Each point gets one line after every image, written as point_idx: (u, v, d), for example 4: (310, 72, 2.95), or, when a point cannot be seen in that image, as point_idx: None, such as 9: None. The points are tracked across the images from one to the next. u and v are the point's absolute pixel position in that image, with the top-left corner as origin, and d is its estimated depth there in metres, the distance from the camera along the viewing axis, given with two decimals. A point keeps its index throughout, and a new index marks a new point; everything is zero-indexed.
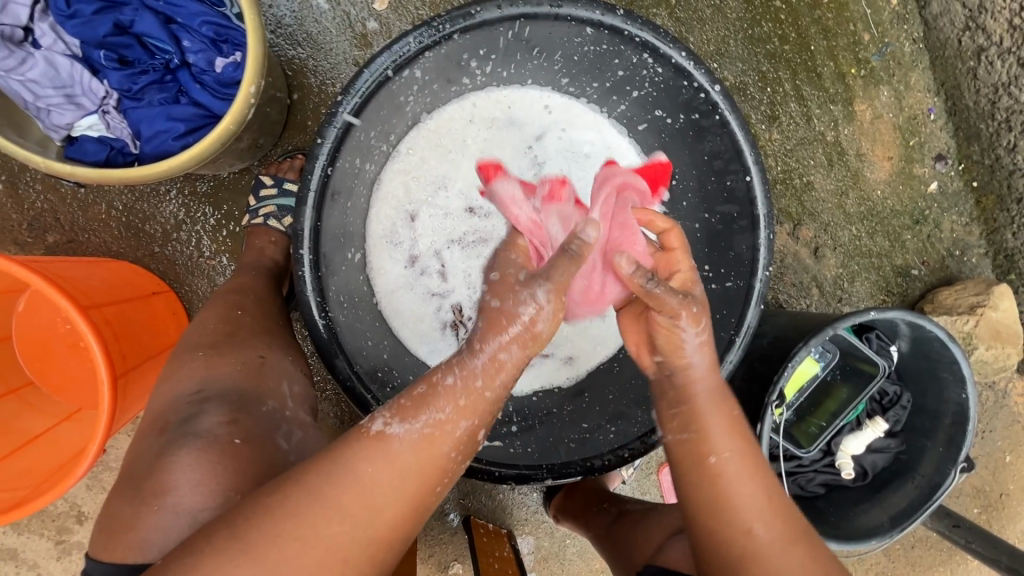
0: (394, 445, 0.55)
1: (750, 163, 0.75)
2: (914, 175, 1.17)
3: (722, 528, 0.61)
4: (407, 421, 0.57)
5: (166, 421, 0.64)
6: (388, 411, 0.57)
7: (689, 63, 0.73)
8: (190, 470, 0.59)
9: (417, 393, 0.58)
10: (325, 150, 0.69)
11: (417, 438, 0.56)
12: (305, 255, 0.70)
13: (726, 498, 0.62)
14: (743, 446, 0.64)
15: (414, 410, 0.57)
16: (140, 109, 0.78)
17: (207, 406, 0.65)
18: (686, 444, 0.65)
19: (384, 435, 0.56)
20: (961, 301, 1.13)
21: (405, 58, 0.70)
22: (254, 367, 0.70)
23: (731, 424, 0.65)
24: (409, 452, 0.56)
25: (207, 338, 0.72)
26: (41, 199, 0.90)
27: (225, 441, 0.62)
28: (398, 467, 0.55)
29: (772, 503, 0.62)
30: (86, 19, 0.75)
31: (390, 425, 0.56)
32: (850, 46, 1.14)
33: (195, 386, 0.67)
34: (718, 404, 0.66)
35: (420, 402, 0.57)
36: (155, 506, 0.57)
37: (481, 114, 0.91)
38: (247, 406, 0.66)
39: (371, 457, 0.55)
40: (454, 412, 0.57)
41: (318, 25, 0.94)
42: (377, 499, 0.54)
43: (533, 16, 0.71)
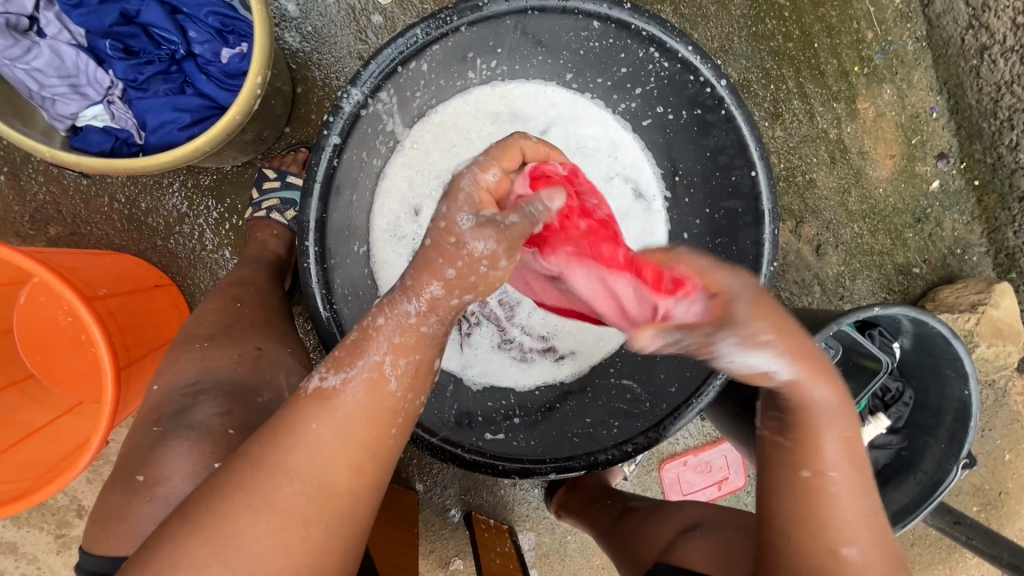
0: (336, 398, 0.53)
1: (755, 158, 0.76)
2: (916, 173, 1.18)
3: (817, 541, 0.60)
4: (343, 370, 0.54)
5: (159, 413, 0.66)
6: (325, 366, 0.55)
7: (695, 57, 0.73)
8: (186, 460, 0.61)
9: (349, 342, 0.55)
10: (332, 141, 0.69)
11: (352, 386, 0.53)
12: (310, 247, 0.70)
13: (829, 516, 0.60)
14: (853, 465, 0.62)
15: (349, 359, 0.54)
16: (145, 100, 0.77)
17: (200, 399, 0.66)
18: (796, 460, 0.62)
19: (323, 389, 0.54)
20: (962, 299, 1.13)
21: (412, 50, 0.70)
22: (250, 359, 0.70)
23: (848, 438, 0.62)
24: (352, 402, 0.53)
25: (205, 330, 0.72)
26: (43, 190, 0.90)
27: (219, 431, 0.63)
28: (343, 418, 0.53)
29: (873, 520, 0.61)
30: (91, 8, 0.75)
31: (326, 378, 0.54)
32: (854, 44, 1.14)
33: (190, 377, 0.68)
34: (840, 416, 0.62)
35: (355, 349, 0.54)
36: (148, 496, 0.60)
37: (485, 108, 0.90)
38: (242, 397, 0.67)
39: (314, 414, 0.52)
40: (389, 351, 0.54)
41: (323, 19, 0.94)
42: (324, 451, 0.52)
43: (541, 9, 0.71)
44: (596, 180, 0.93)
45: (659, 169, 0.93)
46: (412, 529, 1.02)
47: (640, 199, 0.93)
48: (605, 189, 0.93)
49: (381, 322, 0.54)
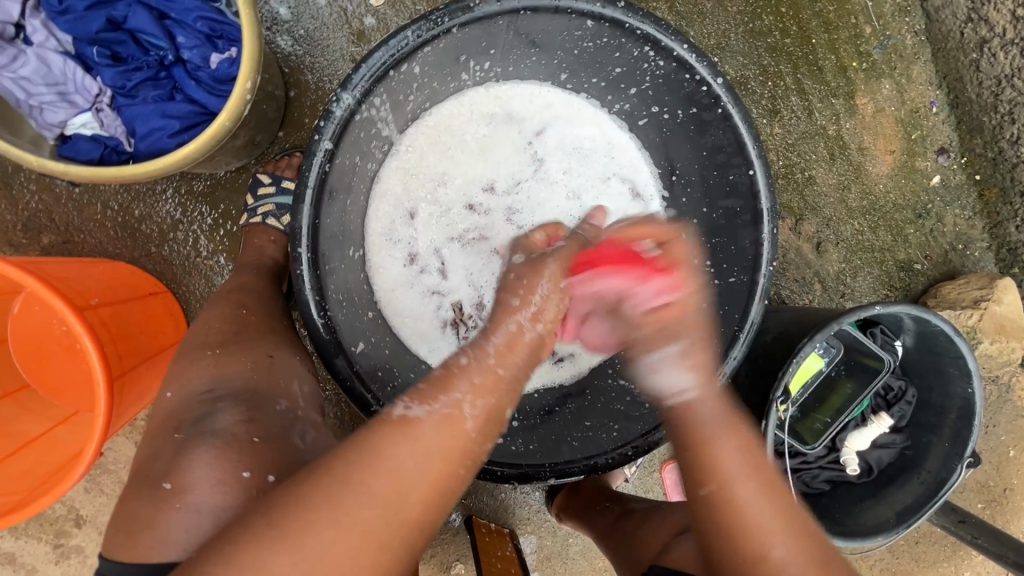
0: (417, 427, 0.56)
1: (754, 157, 0.74)
2: (916, 168, 1.17)
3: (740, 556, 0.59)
4: (426, 403, 0.57)
5: (177, 420, 0.64)
6: (408, 396, 0.58)
7: (691, 55, 0.72)
8: (210, 468, 0.59)
9: (434, 377, 0.59)
10: (322, 146, 0.68)
11: (436, 418, 0.56)
12: (303, 254, 0.69)
13: (738, 527, 0.59)
14: (752, 467, 0.62)
15: (433, 394, 0.58)
16: (134, 107, 0.77)
17: (219, 406, 0.64)
18: (703, 481, 0.62)
19: (408, 419, 0.56)
20: (964, 295, 1.12)
21: (403, 53, 0.69)
22: (264, 366, 0.70)
23: (743, 445, 0.63)
24: (433, 433, 0.56)
25: (215, 337, 0.71)
26: (35, 199, 0.89)
27: (243, 439, 0.61)
28: (424, 448, 0.55)
29: (791, 518, 0.60)
30: (77, 15, 0.74)
31: (410, 408, 0.57)
32: (851, 40, 1.13)
33: (206, 385, 0.67)
34: (724, 419, 0.63)
35: (439, 384, 0.58)
36: (177, 504, 0.57)
37: (480, 110, 0.89)
38: (260, 404, 0.66)
39: (398, 440, 0.55)
40: (470, 390, 0.58)
41: (315, 22, 0.93)
42: (404, 478, 0.54)
43: (533, 8, 0.70)
44: (593, 180, 0.92)
45: (656, 168, 0.92)
46: None
47: (637, 199, 0.92)
48: (602, 190, 0.92)
49: (463, 360, 0.60)
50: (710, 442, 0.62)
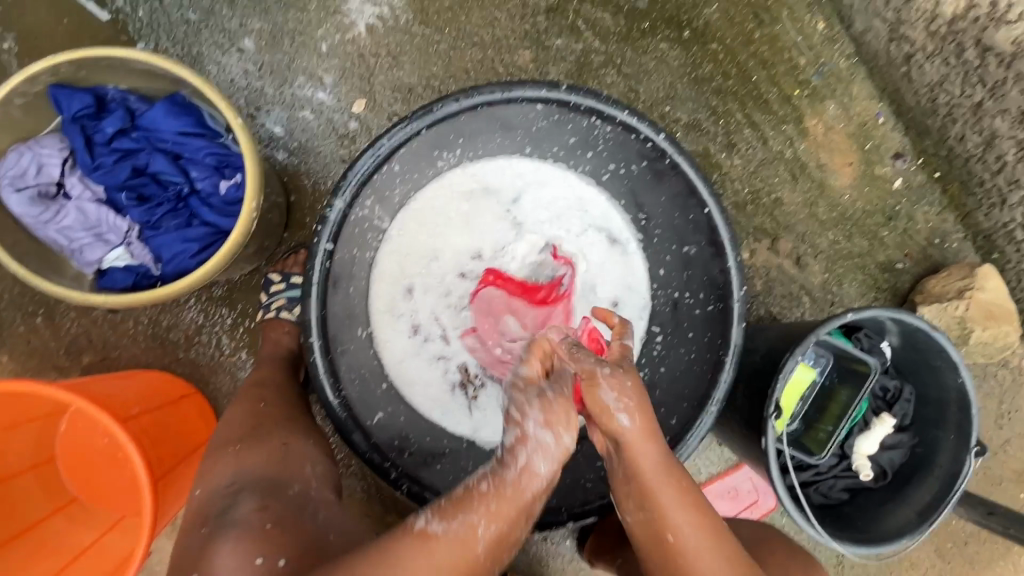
0: (434, 543, 0.62)
1: (705, 195, 0.82)
2: (877, 175, 1.24)
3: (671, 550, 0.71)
4: (446, 519, 0.64)
5: (204, 515, 0.68)
6: (431, 511, 0.65)
7: (633, 119, 0.82)
8: (230, 557, 0.62)
9: (455, 497, 0.66)
10: (322, 245, 0.77)
11: (453, 538, 0.63)
12: (314, 342, 0.77)
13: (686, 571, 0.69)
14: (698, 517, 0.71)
15: (454, 512, 0.64)
16: (159, 236, 0.87)
17: (240, 496, 0.68)
18: (646, 523, 0.72)
19: (427, 533, 0.63)
20: (949, 287, 1.16)
21: (383, 156, 0.79)
22: (277, 456, 0.75)
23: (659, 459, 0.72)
24: (448, 552, 0.62)
25: (235, 434, 0.77)
26: (75, 325, 0.99)
27: (257, 527, 0.64)
28: (438, 561, 0.61)
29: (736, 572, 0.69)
30: (108, 168, 0.86)
31: (430, 523, 0.64)
32: (790, 72, 1.23)
33: (228, 478, 0.72)
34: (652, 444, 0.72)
35: (460, 505, 0.65)
36: None
37: (459, 188, 0.99)
38: (277, 491, 0.70)
39: (414, 555, 0.61)
40: (487, 516, 0.64)
41: (306, 134, 1.06)
42: None
43: (489, 102, 0.81)
44: (572, 234, 1.01)
45: (628, 215, 1.00)
46: None
47: (615, 245, 1.00)
48: (581, 241, 1.00)
49: (484, 486, 0.66)
50: (652, 493, 0.71)
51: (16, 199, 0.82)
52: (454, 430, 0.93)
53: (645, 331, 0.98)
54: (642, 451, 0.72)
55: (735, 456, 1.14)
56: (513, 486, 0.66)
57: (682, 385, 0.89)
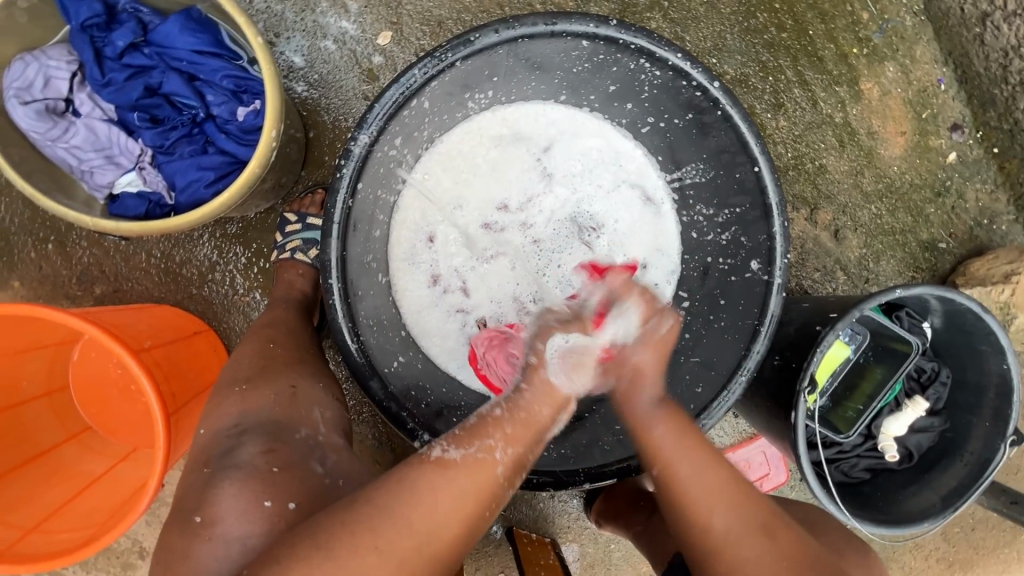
0: (454, 468, 0.61)
1: (757, 154, 0.76)
2: (930, 147, 1.16)
3: (696, 532, 0.67)
4: (463, 446, 0.63)
5: (207, 456, 0.67)
6: (444, 441, 0.64)
7: (686, 63, 0.75)
8: (237, 500, 0.60)
9: (468, 426, 0.66)
10: (345, 182, 0.72)
11: (471, 463, 0.62)
12: (334, 284, 0.73)
13: (681, 501, 0.68)
14: (681, 445, 0.70)
15: (468, 439, 0.64)
16: (173, 163, 0.83)
17: (243, 439, 0.67)
18: (644, 455, 0.71)
19: (444, 459, 0.62)
20: (994, 270, 1.10)
21: (412, 89, 0.73)
22: (287, 398, 0.73)
23: (667, 430, 0.71)
24: (468, 474, 0.61)
25: (243, 373, 0.75)
26: (87, 254, 0.97)
27: (265, 470, 0.63)
28: (458, 487, 0.60)
29: (722, 493, 0.67)
30: (119, 85, 0.81)
31: (447, 451, 0.63)
32: (849, 27, 1.13)
33: (234, 420, 0.70)
34: (665, 416, 0.72)
35: (473, 432, 0.65)
36: (208, 535, 0.58)
37: (488, 133, 0.93)
38: (281, 434, 0.68)
39: (434, 476, 0.60)
40: (502, 438, 0.65)
41: (327, 66, 0.99)
42: (439, 512, 0.58)
43: (531, 35, 0.74)
44: (604, 190, 0.95)
45: (665, 173, 0.94)
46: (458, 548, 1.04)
47: (649, 204, 0.95)
48: (614, 197, 0.95)
49: (497, 412, 0.68)
50: (668, 464, 0.70)
51: (22, 111, 0.77)
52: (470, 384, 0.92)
53: (672, 296, 0.94)
54: (640, 398, 0.73)
55: (751, 429, 1.12)
56: (525, 410, 0.68)
57: (710, 353, 0.85)
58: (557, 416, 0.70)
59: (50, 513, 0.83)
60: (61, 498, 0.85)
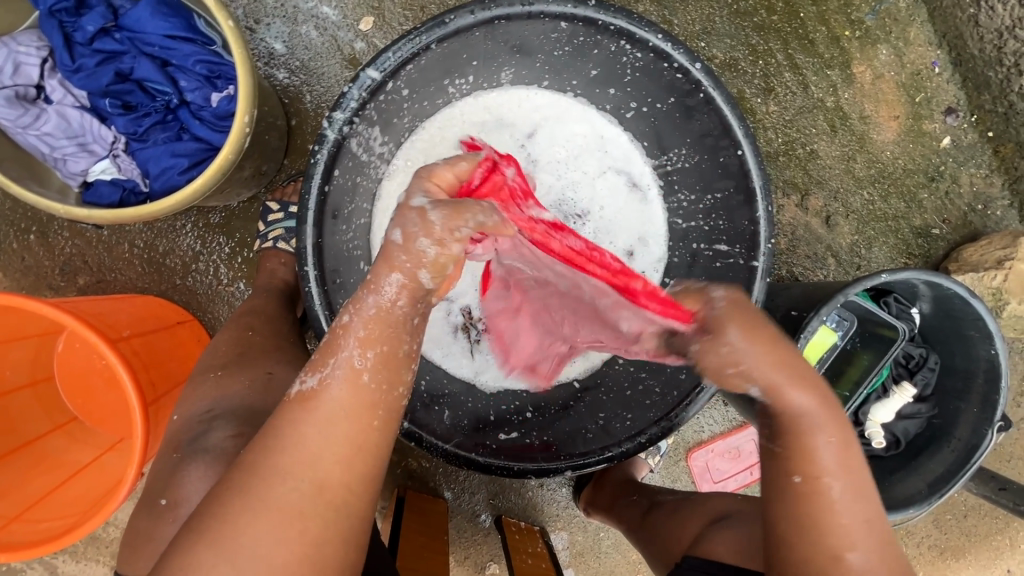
0: (316, 399, 0.54)
1: (740, 137, 0.75)
2: (923, 132, 1.14)
3: (820, 548, 0.58)
4: (317, 371, 0.55)
5: (178, 440, 0.70)
6: (305, 370, 0.56)
7: (666, 44, 0.74)
8: (199, 482, 0.65)
9: (322, 344, 0.57)
10: (320, 168, 0.72)
11: (329, 386, 0.55)
12: (310, 272, 0.73)
13: (826, 521, 0.58)
14: (852, 471, 0.60)
15: (323, 360, 0.56)
16: (146, 150, 0.82)
17: (213, 424, 0.69)
18: (784, 461, 0.60)
19: (304, 392, 0.55)
20: (987, 256, 1.08)
21: (387, 73, 0.72)
22: (262, 383, 0.73)
23: (836, 441, 0.60)
24: (337, 397, 0.55)
25: (219, 360, 0.76)
26: (69, 244, 0.96)
27: (230, 453, 0.66)
28: (326, 417, 0.54)
29: (869, 528, 0.59)
30: (90, 71, 0.80)
31: (304, 381, 0.55)
32: (842, 9, 1.11)
33: (205, 406, 0.72)
34: (830, 422, 0.60)
35: (326, 350, 0.56)
36: (171, 517, 0.64)
37: (470, 119, 0.91)
38: (254, 419, 0.70)
39: (302, 415, 0.54)
40: (357, 346, 0.55)
41: (309, 52, 0.98)
42: (313, 449, 0.53)
43: (508, 16, 0.73)
44: (590, 176, 0.94)
45: (651, 158, 0.92)
46: (445, 537, 1.04)
47: (635, 190, 0.93)
48: (599, 183, 0.94)
49: (347, 320, 0.56)
50: (814, 467, 0.59)
51: None
52: (454, 372, 0.92)
53: (658, 283, 0.94)
54: (799, 394, 0.60)
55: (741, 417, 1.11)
56: (376, 313, 0.55)
57: None
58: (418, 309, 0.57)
59: (35, 502, 0.83)
60: (45, 488, 0.85)
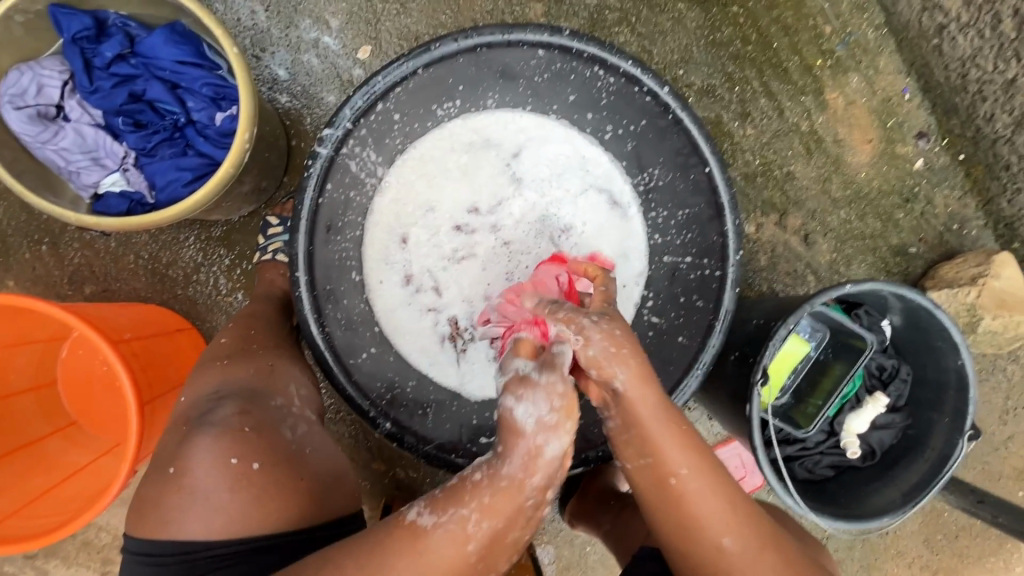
0: (424, 537, 0.62)
1: (707, 154, 0.81)
2: (897, 155, 1.19)
3: (696, 538, 0.67)
4: (437, 512, 0.63)
5: (186, 417, 0.72)
6: (423, 503, 0.65)
7: (636, 70, 0.80)
8: (207, 452, 0.67)
9: (449, 486, 0.65)
10: (314, 180, 0.78)
11: (443, 533, 0.62)
12: (301, 276, 0.80)
13: (692, 509, 0.67)
14: (699, 461, 0.68)
15: (445, 503, 0.64)
16: (154, 164, 0.89)
17: (221, 401, 0.72)
18: (644, 467, 0.69)
19: (416, 525, 0.63)
20: (962, 274, 1.12)
21: (376, 95, 0.78)
22: (266, 372, 0.77)
23: (682, 443, 0.68)
24: (439, 543, 0.62)
25: (224, 351, 0.80)
26: (78, 255, 1.01)
27: (238, 429, 0.69)
28: (430, 562, 0.61)
29: (735, 512, 0.67)
30: (106, 92, 0.87)
31: (421, 515, 0.63)
32: (813, 40, 1.18)
33: (213, 388, 0.75)
34: (672, 425, 0.68)
35: (450, 495, 0.64)
36: (177, 485, 0.66)
37: (459, 139, 0.97)
38: (257, 400, 0.73)
39: (403, 554, 0.61)
40: (478, 508, 0.63)
41: (310, 78, 1.05)
42: None
43: (489, 44, 0.79)
44: (572, 194, 0.98)
45: (630, 179, 0.96)
46: None
47: (615, 208, 0.97)
48: (580, 201, 0.98)
49: (478, 476, 0.65)
50: (659, 455, 0.68)
51: (15, 116, 0.83)
52: (442, 381, 0.94)
53: (638, 296, 0.96)
54: (644, 413, 0.68)
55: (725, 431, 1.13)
56: (510, 482, 0.63)
57: (670, 349, 0.88)
58: (545, 489, 0.65)
59: (32, 499, 0.86)
60: (42, 486, 0.88)
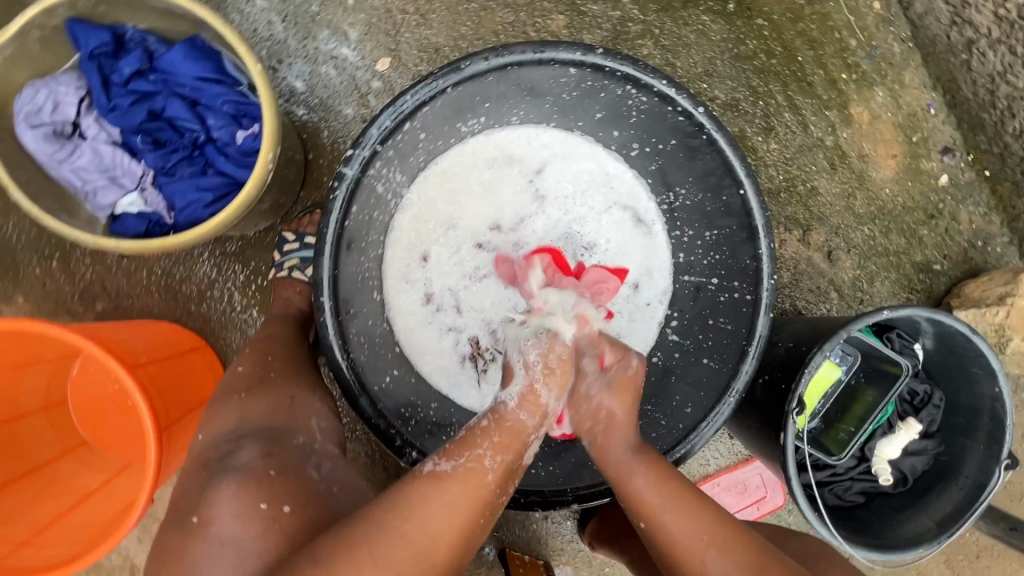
0: (445, 479, 0.64)
1: (742, 177, 0.78)
2: (922, 170, 1.17)
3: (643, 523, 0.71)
4: (452, 458, 0.66)
5: (206, 459, 0.68)
6: (436, 455, 0.67)
7: (671, 90, 0.77)
8: (232, 499, 0.62)
9: (458, 439, 0.69)
10: (338, 205, 0.75)
11: (462, 472, 0.65)
12: (325, 302, 0.75)
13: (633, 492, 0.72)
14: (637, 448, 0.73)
15: (458, 450, 0.67)
16: (173, 183, 0.86)
17: (242, 443, 0.68)
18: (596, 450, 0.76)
19: (436, 472, 0.65)
20: (988, 292, 1.10)
21: (404, 114, 0.76)
22: (284, 407, 0.75)
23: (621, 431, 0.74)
24: (460, 485, 0.64)
25: (242, 384, 0.77)
26: (90, 271, 0.99)
27: (264, 472, 0.64)
28: (451, 497, 0.63)
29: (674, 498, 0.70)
30: (124, 109, 0.85)
31: (438, 464, 0.65)
32: (838, 54, 1.16)
33: (231, 428, 0.71)
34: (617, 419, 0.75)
35: (462, 444, 0.68)
36: (203, 536, 0.60)
37: (481, 156, 0.95)
38: (280, 439, 0.70)
39: (429, 487, 0.63)
40: (491, 447, 0.68)
41: (327, 90, 1.02)
42: (435, 525, 0.60)
43: (519, 63, 0.77)
44: (596, 211, 0.96)
45: (655, 196, 0.95)
46: None
47: (640, 225, 0.96)
48: (605, 219, 0.96)
49: (485, 423, 0.71)
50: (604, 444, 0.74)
51: (30, 134, 0.81)
52: (464, 403, 0.93)
53: (662, 315, 0.95)
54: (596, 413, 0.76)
55: (746, 451, 1.11)
56: (513, 419, 0.71)
57: (699, 373, 0.86)
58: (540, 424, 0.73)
59: (41, 527, 0.84)
60: (51, 513, 0.85)
